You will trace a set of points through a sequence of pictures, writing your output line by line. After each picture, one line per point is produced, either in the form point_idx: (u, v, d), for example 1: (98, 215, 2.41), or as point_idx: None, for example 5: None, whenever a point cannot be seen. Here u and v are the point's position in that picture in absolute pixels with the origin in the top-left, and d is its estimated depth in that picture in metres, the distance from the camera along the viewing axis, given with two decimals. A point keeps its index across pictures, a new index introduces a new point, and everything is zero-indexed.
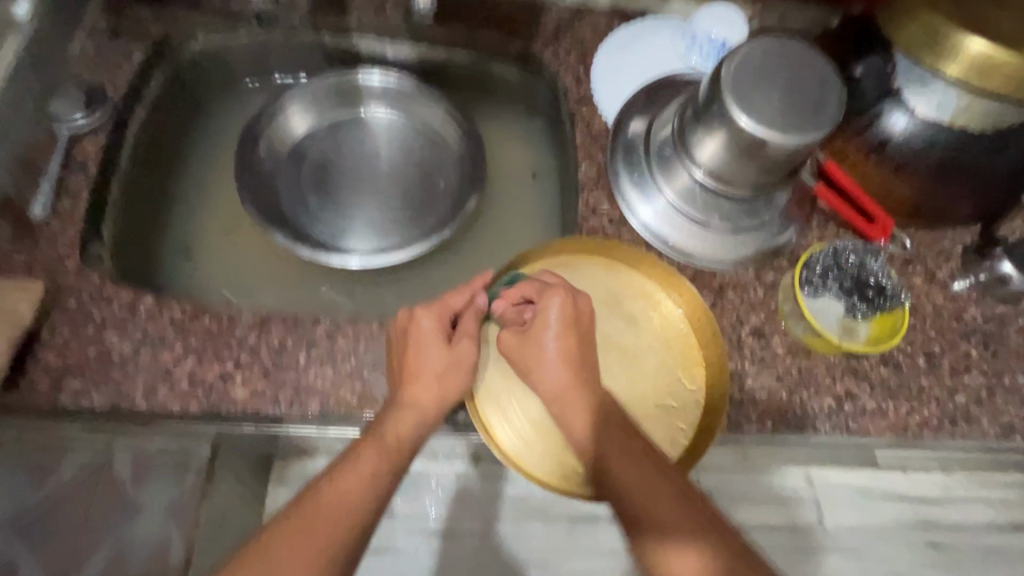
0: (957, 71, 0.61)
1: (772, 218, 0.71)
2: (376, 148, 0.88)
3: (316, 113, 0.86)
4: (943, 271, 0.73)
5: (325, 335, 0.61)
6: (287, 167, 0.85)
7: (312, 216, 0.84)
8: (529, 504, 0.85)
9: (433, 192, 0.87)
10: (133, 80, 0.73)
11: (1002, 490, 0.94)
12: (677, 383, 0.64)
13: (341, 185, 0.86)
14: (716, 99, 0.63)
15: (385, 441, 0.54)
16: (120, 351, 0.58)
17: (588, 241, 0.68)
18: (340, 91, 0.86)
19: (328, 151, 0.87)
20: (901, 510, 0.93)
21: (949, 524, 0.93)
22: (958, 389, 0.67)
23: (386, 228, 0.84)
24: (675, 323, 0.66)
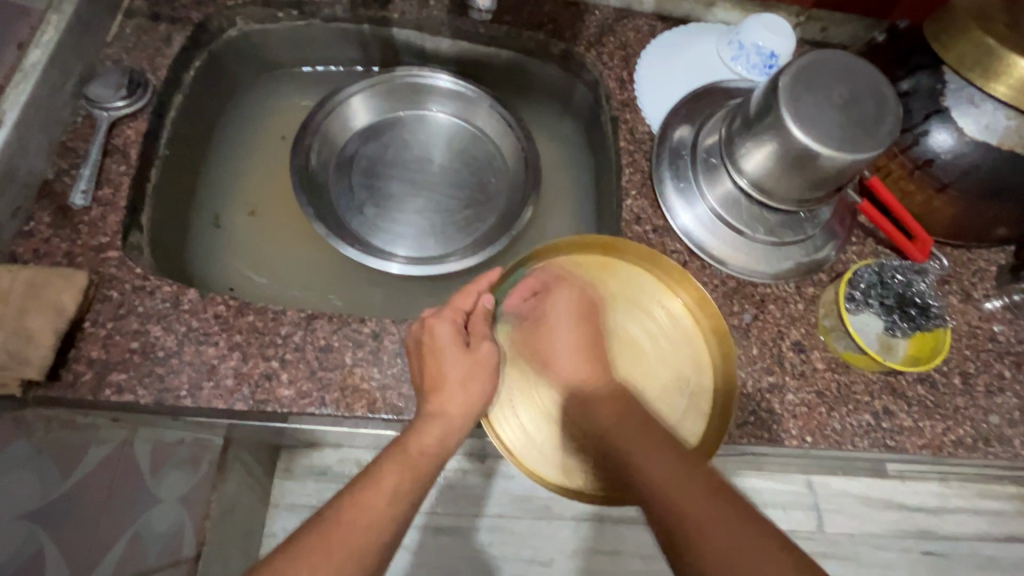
0: (1007, 93, 0.61)
1: (815, 232, 0.71)
2: (425, 152, 0.87)
3: (376, 111, 0.87)
4: (978, 291, 0.74)
5: (371, 336, 0.60)
6: (337, 173, 0.85)
7: (372, 224, 0.83)
8: (531, 503, 0.95)
9: (481, 193, 0.87)
10: (174, 65, 0.71)
11: (990, 502, 1.03)
12: (685, 372, 0.65)
13: (390, 183, 0.85)
14: (770, 111, 0.62)
15: (348, 519, 0.47)
16: (164, 345, 0.57)
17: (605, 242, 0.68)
18: (397, 91, 0.86)
19: (375, 156, 0.86)
20: (894, 519, 1.01)
21: (942, 534, 1.01)
22: (993, 410, 0.68)
23: (438, 233, 0.84)
24: (681, 318, 0.66)
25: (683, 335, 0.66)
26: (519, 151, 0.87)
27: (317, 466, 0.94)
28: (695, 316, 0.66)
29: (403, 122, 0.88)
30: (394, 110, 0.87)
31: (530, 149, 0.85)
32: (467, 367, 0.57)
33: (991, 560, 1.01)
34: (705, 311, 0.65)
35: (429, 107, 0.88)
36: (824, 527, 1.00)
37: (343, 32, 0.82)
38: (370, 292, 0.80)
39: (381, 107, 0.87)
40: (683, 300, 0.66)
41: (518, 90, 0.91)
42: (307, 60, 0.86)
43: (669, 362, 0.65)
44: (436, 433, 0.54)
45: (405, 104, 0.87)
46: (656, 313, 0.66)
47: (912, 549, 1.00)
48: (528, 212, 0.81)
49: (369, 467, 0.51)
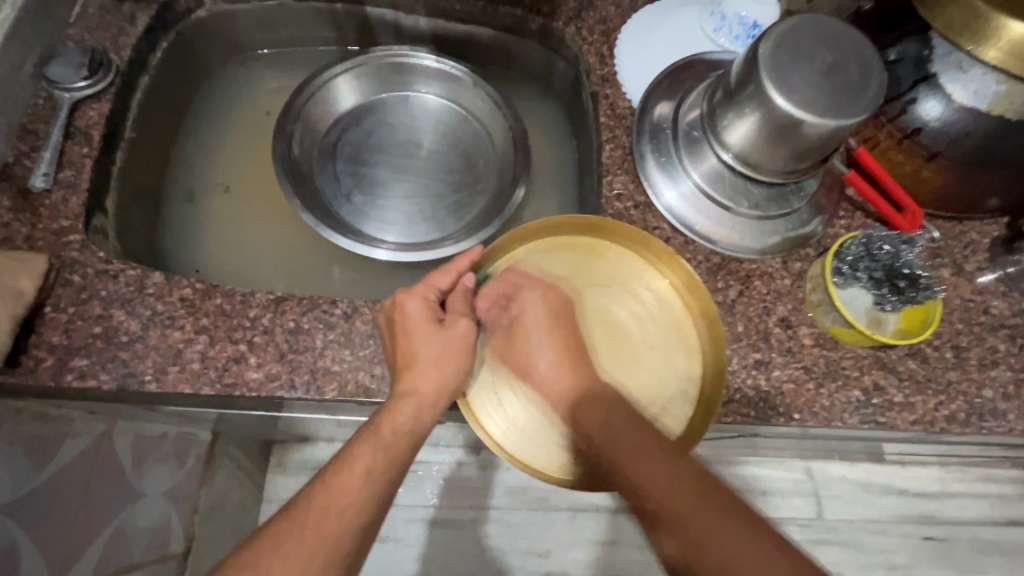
0: (997, 57, 0.59)
1: (802, 205, 0.69)
2: (409, 137, 0.85)
3: (360, 94, 0.85)
4: (970, 264, 0.72)
5: (343, 317, 0.58)
6: (321, 162, 0.82)
7: (360, 212, 0.81)
8: (524, 491, 0.93)
9: (469, 177, 0.85)
10: (138, 46, 0.69)
11: (992, 485, 1.01)
12: (672, 358, 0.63)
13: (378, 170, 0.84)
14: (751, 79, 0.60)
15: (314, 507, 0.46)
16: (128, 329, 0.55)
17: (592, 220, 0.65)
18: (381, 74, 0.84)
19: (359, 143, 0.85)
20: (895, 503, 0.99)
21: (943, 518, 1.00)
22: (986, 384, 0.66)
23: (430, 218, 0.82)
24: (669, 302, 0.64)
25: (672, 319, 0.64)
26: (509, 133, 0.85)
27: (309, 461, 0.88)
28: (684, 300, 0.63)
29: (386, 107, 0.86)
30: (377, 95, 0.85)
31: (519, 129, 0.83)
32: (441, 345, 0.54)
33: (991, 544, 0.99)
34: (693, 295, 0.62)
35: (415, 89, 0.86)
36: (824, 513, 0.99)
37: (316, 11, 0.80)
38: (348, 278, 0.79)
39: (367, 91, 0.85)
40: (669, 282, 0.64)
41: (498, 70, 0.89)
42: (280, 42, 0.84)
43: (655, 347, 0.63)
44: (409, 411, 0.52)
45: (389, 87, 0.85)
46: (643, 295, 0.64)
47: (914, 533, 0.98)
48: (519, 194, 0.78)
49: (340, 453, 0.50)
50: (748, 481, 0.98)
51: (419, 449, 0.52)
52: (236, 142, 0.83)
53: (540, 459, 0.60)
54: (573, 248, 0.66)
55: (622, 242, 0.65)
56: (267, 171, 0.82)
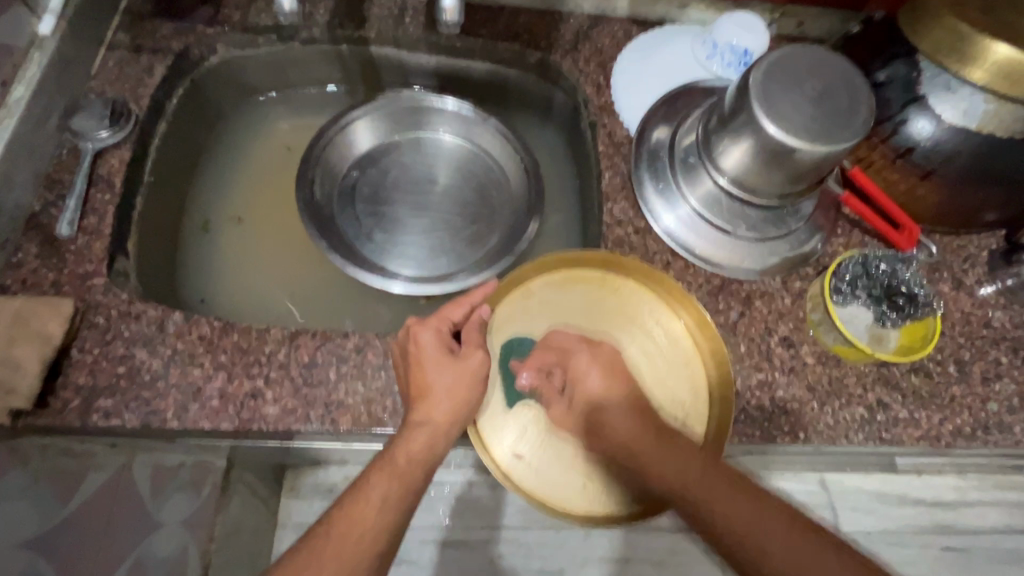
0: (983, 77, 0.61)
1: (799, 226, 0.71)
2: (422, 173, 0.88)
3: (376, 133, 0.88)
4: (969, 277, 0.73)
5: (355, 350, 0.60)
6: (342, 203, 0.85)
7: (383, 249, 0.84)
8: (538, 512, 0.94)
9: (483, 210, 0.88)
10: (156, 94, 0.73)
11: (1010, 494, 1.00)
12: (680, 393, 0.64)
13: (395, 206, 0.86)
14: (743, 109, 0.62)
15: (333, 536, 0.47)
16: (150, 368, 0.58)
17: (605, 256, 0.67)
18: (394, 114, 0.87)
19: (377, 182, 0.87)
20: (912, 514, 0.99)
21: (962, 528, 0.99)
22: (990, 397, 0.66)
23: (449, 250, 0.85)
24: (680, 339, 0.65)
25: (681, 353, 0.65)
26: (520, 163, 0.87)
27: (324, 486, 0.90)
28: (694, 335, 0.65)
29: (399, 145, 0.89)
30: (390, 133, 0.88)
31: (530, 159, 0.86)
32: (454, 375, 0.56)
33: (1013, 553, 0.98)
34: (703, 331, 0.64)
35: (429, 128, 0.89)
36: (840, 525, 0.98)
37: (323, 53, 0.84)
38: (359, 308, 0.81)
39: (383, 131, 0.88)
40: (683, 320, 0.66)
41: (499, 100, 0.92)
42: (289, 82, 0.88)
43: (664, 382, 0.65)
44: (422, 439, 0.54)
45: (403, 127, 0.88)
46: (653, 330, 0.66)
47: (932, 544, 0.97)
48: (534, 225, 0.81)
49: (357, 479, 0.51)
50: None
51: (432, 475, 0.54)
52: (249, 179, 0.86)
53: (546, 491, 0.62)
54: (584, 284, 0.68)
55: (635, 279, 0.67)
56: (281, 207, 0.85)
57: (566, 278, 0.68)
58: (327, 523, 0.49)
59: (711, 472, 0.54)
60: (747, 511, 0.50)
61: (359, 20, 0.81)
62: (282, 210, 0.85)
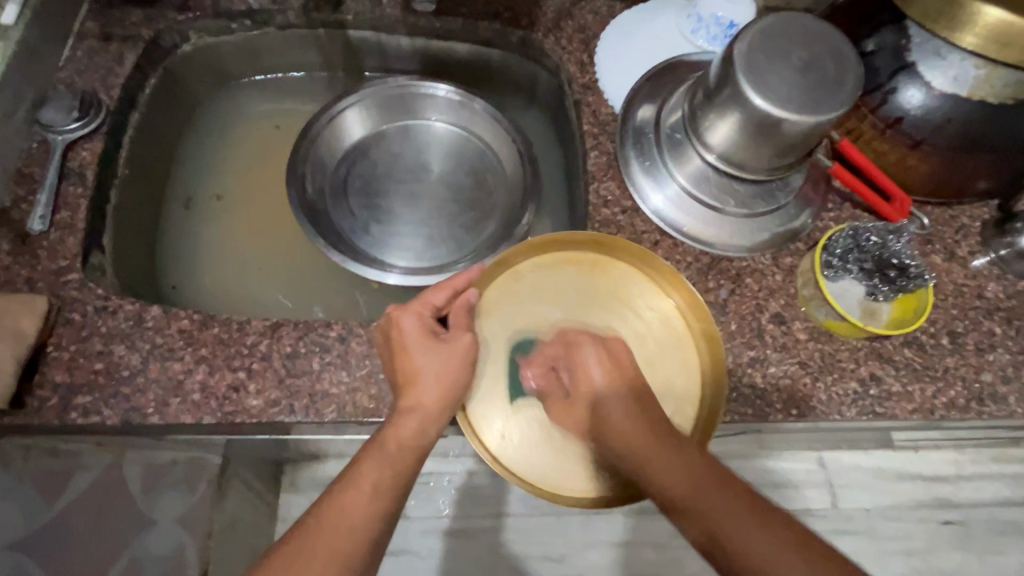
0: (975, 42, 0.59)
1: (788, 200, 0.69)
2: (417, 163, 0.87)
3: (366, 124, 0.86)
4: (962, 248, 0.72)
5: (339, 339, 0.59)
6: (335, 198, 0.84)
7: (380, 242, 0.83)
8: (537, 498, 0.93)
9: (475, 195, 0.86)
10: (127, 83, 0.71)
11: (1009, 465, 1.00)
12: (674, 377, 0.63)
13: (389, 197, 0.85)
14: (728, 81, 0.61)
15: (326, 523, 0.47)
16: (129, 364, 0.57)
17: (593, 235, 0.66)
18: (382, 104, 0.86)
19: (370, 174, 0.86)
20: (911, 489, 0.99)
21: (961, 501, 0.99)
22: (985, 368, 0.66)
23: (449, 239, 0.83)
24: (671, 317, 0.64)
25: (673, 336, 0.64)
26: (512, 147, 0.86)
27: (321, 479, 0.89)
28: (686, 317, 0.64)
29: (389, 136, 0.87)
30: (380, 125, 0.87)
31: (522, 142, 0.85)
32: (443, 359, 0.55)
33: (1010, 524, 0.98)
34: (695, 311, 0.63)
35: (420, 115, 0.87)
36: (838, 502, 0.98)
37: (300, 38, 0.82)
38: (346, 298, 0.80)
39: (373, 122, 0.86)
40: (674, 301, 0.65)
41: (481, 82, 0.90)
42: (266, 69, 0.86)
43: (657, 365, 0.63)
44: (412, 425, 0.52)
45: (392, 117, 0.87)
46: (645, 313, 0.65)
47: (931, 518, 0.97)
48: (530, 212, 0.79)
49: (346, 468, 0.50)
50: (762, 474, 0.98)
51: (425, 461, 0.53)
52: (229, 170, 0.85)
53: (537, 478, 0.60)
54: (573, 265, 0.67)
55: (626, 258, 0.66)
56: (265, 199, 0.84)
57: (554, 260, 0.67)
58: (320, 510, 0.48)
59: (711, 473, 0.49)
60: (709, 501, 0.47)
61: (335, 2, 0.78)
62: (264, 201, 0.84)
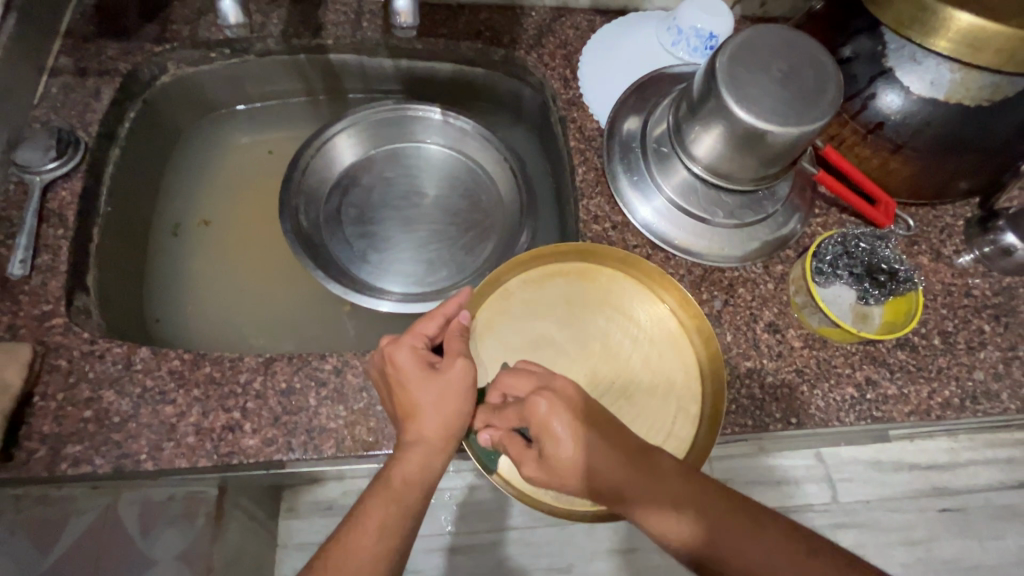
0: (948, 47, 0.60)
1: (776, 209, 0.70)
2: (410, 185, 0.87)
3: (356, 150, 0.86)
4: (947, 248, 0.73)
5: (334, 372, 0.58)
6: (330, 228, 0.83)
7: (379, 269, 0.82)
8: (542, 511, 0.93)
9: (466, 213, 0.86)
10: (105, 119, 0.70)
11: (1002, 451, 1.01)
12: (676, 385, 0.62)
13: (384, 222, 0.85)
14: (711, 95, 0.61)
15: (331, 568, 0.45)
16: (119, 410, 0.55)
17: (585, 249, 0.66)
18: (372, 127, 0.85)
19: (362, 201, 0.85)
20: (910, 480, 0.99)
21: (958, 489, 1.00)
22: (976, 365, 0.67)
23: (448, 261, 0.83)
24: (665, 320, 0.65)
25: (670, 339, 0.64)
26: (503, 164, 0.86)
27: (323, 502, 0.90)
28: (678, 316, 0.64)
29: (381, 161, 0.87)
30: (369, 151, 0.86)
31: (512, 159, 0.85)
32: (439, 390, 0.53)
33: (1007, 508, 1.00)
34: (689, 311, 0.63)
35: (410, 137, 0.87)
36: (839, 496, 0.99)
37: (281, 64, 0.81)
38: (341, 325, 0.79)
39: (364, 148, 0.86)
40: (664, 300, 0.65)
41: (465, 100, 0.90)
42: (246, 96, 0.85)
43: (654, 371, 0.63)
44: (415, 461, 0.52)
45: (381, 142, 0.87)
46: (640, 316, 0.65)
47: (932, 508, 0.98)
48: (527, 231, 0.79)
49: (353, 507, 0.50)
50: (761, 472, 0.99)
51: (431, 495, 0.52)
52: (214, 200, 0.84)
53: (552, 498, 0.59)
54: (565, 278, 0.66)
55: (619, 268, 0.66)
56: (252, 229, 0.84)
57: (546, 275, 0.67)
58: (324, 554, 0.47)
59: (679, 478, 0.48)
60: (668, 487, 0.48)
61: (315, 28, 0.77)
62: (251, 231, 0.84)
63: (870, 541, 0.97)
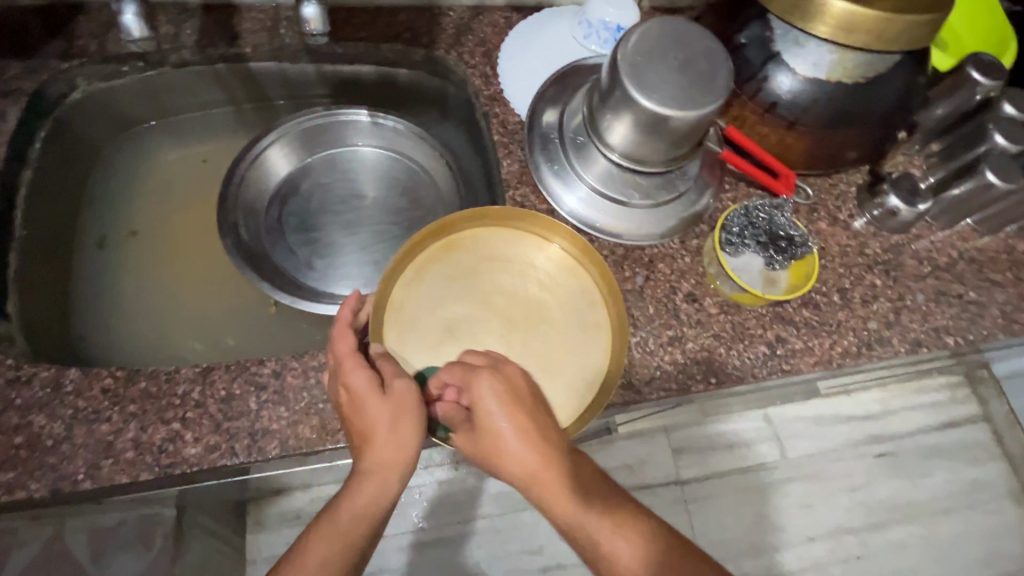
0: (827, 32, 0.66)
1: (689, 187, 0.75)
2: (350, 190, 0.88)
3: (290, 159, 0.86)
4: (843, 213, 0.80)
5: (273, 375, 0.60)
6: (272, 239, 0.83)
7: (326, 275, 0.83)
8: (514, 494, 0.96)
9: (403, 212, 0.88)
10: (14, 141, 0.68)
11: (925, 397, 1.12)
12: (576, 306, 0.67)
13: (327, 228, 0.86)
14: (617, 85, 0.65)
15: None
16: (51, 433, 0.55)
17: (468, 217, 0.68)
18: (302, 136, 0.86)
19: (303, 209, 0.86)
20: (850, 432, 1.08)
21: (892, 434, 1.09)
22: (870, 316, 0.74)
23: (393, 260, 0.85)
24: (561, 261, 0.69)
25: (568, 272, 0.69)
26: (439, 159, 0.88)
27: (289, 513, 0.90)
28: (570, 250, 0.69)
29: (316, 168, 0.88)
30: (304, 159, 0.87)
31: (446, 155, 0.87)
32: (395, 409, 0.53)
33: (934, 448, 1.09)
34: (579, 246, 0.68)
35: (345, 142, 0.88)
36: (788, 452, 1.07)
37: (200, 74, 0.80)
38: (286, 330, 0.80)
39: (298, 157, 0.86)
40: (558, 244, 0.69)
41: (394, 101, 0.92)
42: (167, 109, 0.84)
43: (554, 298, 0.68)
44: (370, 490, 0.51)
45: (315, 149, 0.87)
46: (538, 263, 0.69)
47: (871, 454, 1.06)
48: None
49: (297, 538, 0.50)
50: (714, 438, 1.06)
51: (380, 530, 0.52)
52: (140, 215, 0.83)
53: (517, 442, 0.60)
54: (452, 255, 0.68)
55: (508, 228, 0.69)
56: (185, 242, 0.84)
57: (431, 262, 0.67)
58: None
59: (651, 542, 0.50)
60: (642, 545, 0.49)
61: (231, 37, 0.77)
62: (186, 244, 0.84)
63: (819, 493, 1.05)
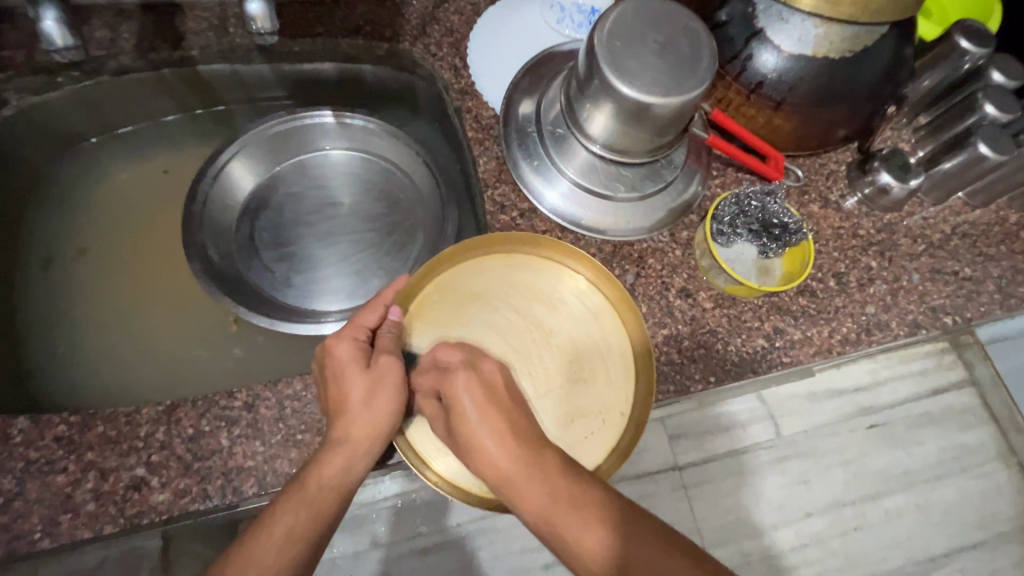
0: (811, 4, 0.62)
1: (675, 175, 0.72)
2: (324, 200, 0.83)
3: (257, 169, 0.81)
4: (834, 193, 0.77)
5: (245, 408, 0.55)
6: (244, 257, 0.78)
7: (305, 291, 0.78)
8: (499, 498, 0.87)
9: (379, 216, 0.83)
10: None
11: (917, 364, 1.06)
12: (602, 343, 0.62)
13: (302, 241, 0.80)
14: (595, 73, 0.61)
15: None
16: (2, 489, 0.50)
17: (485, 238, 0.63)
18: (270, 143, 0.80)
19: (275, 221, 0.81)
20: (840, 403, 1.02)
21: (885, 405, 1.02)
22: (868, 300, 0.72)
23: (376, 269, 0.80)
24: (588, 296, 0.63)
25: (596, 310, 0.63)
26: (414, 157, 0.83)
27: None
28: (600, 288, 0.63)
29: (286, 177, 0.82)
30: (270, 168, 0.81)
31: (419, 152, 0.82)
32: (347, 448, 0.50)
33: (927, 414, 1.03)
34: (605, 282, 0.62)
35: (313, 147, 0.83)
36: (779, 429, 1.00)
37: (144, 81, 0.74)
38: (261, 351, 0.76)
39: (264, 166, 0.81)
40: (583, 276, 0.63)
41: (359, 99, 0.86)
42: (111, 120, 0.78)
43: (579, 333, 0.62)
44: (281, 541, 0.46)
45: (282, 156, 0.82)
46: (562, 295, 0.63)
47: (864, 426, 1.00)
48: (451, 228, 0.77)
49: None
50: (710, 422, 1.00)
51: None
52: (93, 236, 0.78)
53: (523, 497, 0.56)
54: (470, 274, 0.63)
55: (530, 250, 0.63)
56: (143, 261, 0.79)
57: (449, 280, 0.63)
58: None
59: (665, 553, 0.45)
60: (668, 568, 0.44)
61: (175, 39, 0.71)
62: (144, 263, 0.79)
63: (814, 467, 0.99)
